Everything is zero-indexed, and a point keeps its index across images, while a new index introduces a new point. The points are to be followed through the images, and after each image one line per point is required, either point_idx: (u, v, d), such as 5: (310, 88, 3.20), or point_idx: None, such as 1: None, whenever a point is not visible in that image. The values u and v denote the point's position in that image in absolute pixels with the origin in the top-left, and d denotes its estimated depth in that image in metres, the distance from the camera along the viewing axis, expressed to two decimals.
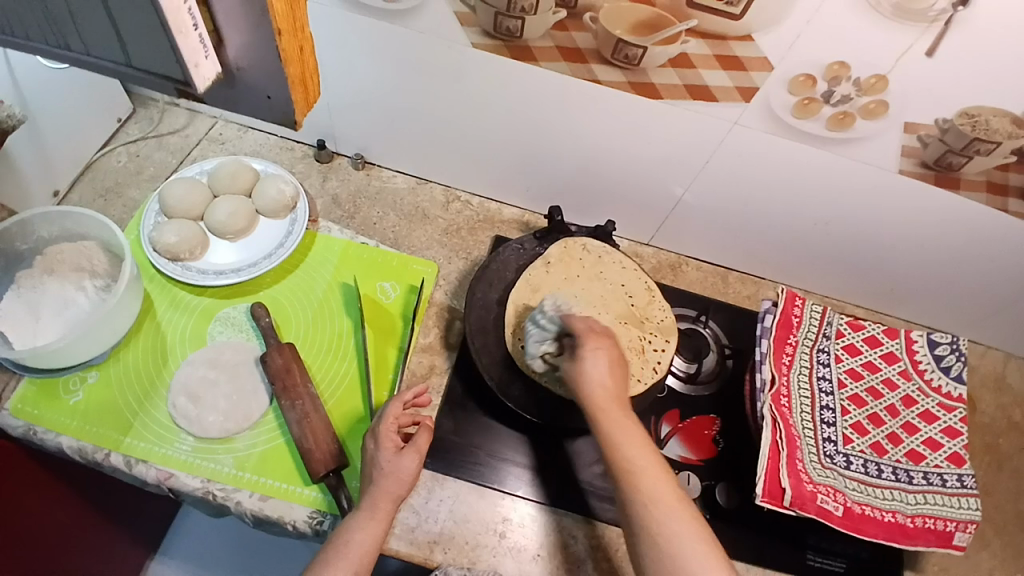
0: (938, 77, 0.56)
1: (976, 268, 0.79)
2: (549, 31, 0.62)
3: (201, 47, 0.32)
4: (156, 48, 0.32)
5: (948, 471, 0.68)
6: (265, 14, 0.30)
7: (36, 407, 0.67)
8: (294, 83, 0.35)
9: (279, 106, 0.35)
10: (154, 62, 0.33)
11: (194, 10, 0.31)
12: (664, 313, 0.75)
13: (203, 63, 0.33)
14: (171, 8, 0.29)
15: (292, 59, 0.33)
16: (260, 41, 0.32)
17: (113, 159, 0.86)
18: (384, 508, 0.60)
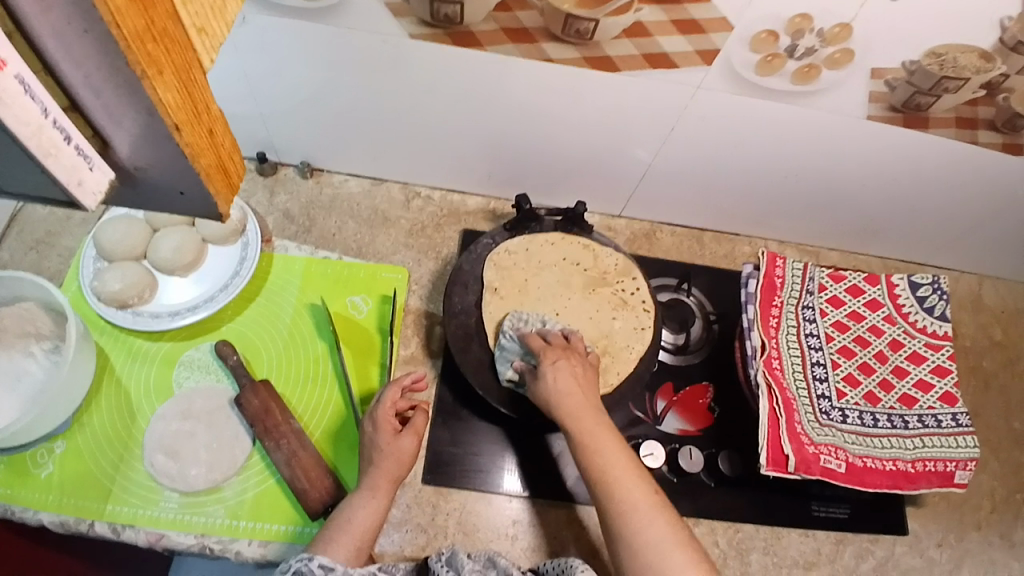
0: (904, 19, 0.52)
1: (949, 200, 0.78)
2: (491, 12, 0.57)
3: (82, 159, 0.22)
4: (20, 174, 0.22)
5: (942, 412, 0.69)
6: (153, 112, 0.22)
7: (5, 488, 0.63)
8: (213, 175, 0.25)
9: (199, 203, 0.26)
10: (25, 185, 0.23)
11: (59, 118, 0.21)
12: (615, 255, 0.76)
13: (89, 177, 0.23)
14: (27, 126, 0.20)
15: (203, 149, 0.24)
16: (155, 137, 0.23)
17: (39, 206, 0.78)
18: (384, 489, 0.60)
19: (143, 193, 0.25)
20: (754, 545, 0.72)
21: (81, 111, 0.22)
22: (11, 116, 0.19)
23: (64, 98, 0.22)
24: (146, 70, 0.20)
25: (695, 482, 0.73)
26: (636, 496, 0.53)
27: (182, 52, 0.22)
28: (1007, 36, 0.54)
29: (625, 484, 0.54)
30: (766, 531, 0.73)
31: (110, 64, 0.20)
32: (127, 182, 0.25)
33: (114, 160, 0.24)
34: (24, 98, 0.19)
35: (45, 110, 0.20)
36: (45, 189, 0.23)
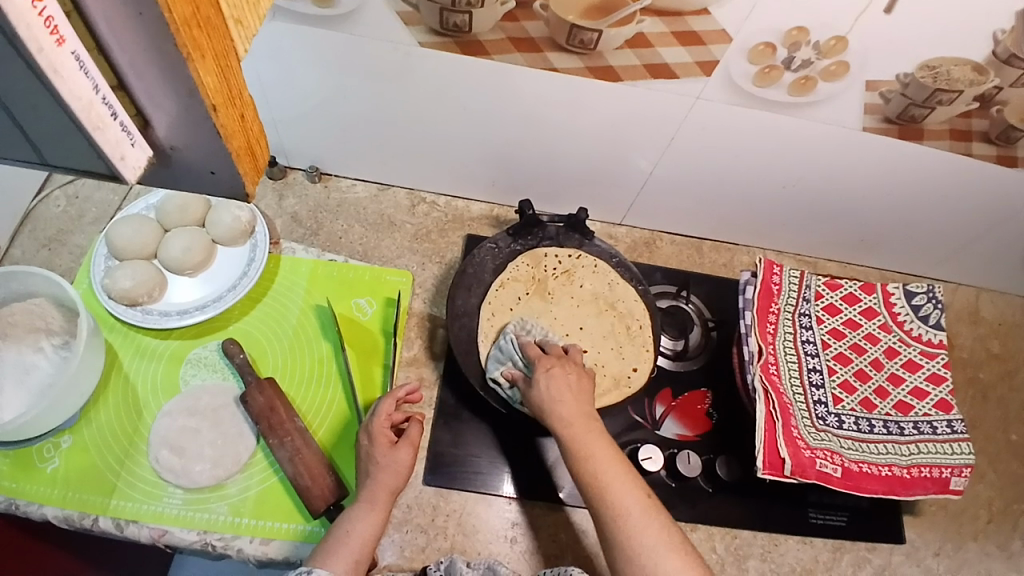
0: (897, 31, 0.54)
1: (944, 212, 0.79)
2: (498, 22, 0.59)
3: (124, 135, 0.25)
4: (69, 147, 0.25)
5: (937, 419, 0.70)
6: (193, 95, 0.24)
7: (11, 481, 0.63)
8: (242, 156, 0.28)
9: (227, 182, 0.29)
10: (73, 158, 0.26)
11: (106, 95, 0.23)
12: (552, 254, 0.78)
13: (130, 153, 0.25)
14: (79, 101, 0.22)
15: (235, 131, 0.27)
16: (194, 118, 0.25)
17: (51, 205, 0.80)
18: (381, 500, 0.60)
19: (177, 171, 0.28)
20: (752, 551, 0.72)
21: (127, 90, 0.24)
22: (67, 89, 0.21)
23: (114, 77, 0.24)
24: (191, 52, 0.23)
25: (694, 486, 0.74)
26: (629, 501, 0.52)
27: (222, 41, 0.25)
28: (1001, 49, 0.55)
29: (620, 488, 0.53)
30: (764, 537, 0.73)
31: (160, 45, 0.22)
32: (163, 161, 0.28)
33: (151, 138, 0.27)
34: (78, 74, 0.22)
35: (95, 86, 0.23)
36: (91, 161, 0.25)
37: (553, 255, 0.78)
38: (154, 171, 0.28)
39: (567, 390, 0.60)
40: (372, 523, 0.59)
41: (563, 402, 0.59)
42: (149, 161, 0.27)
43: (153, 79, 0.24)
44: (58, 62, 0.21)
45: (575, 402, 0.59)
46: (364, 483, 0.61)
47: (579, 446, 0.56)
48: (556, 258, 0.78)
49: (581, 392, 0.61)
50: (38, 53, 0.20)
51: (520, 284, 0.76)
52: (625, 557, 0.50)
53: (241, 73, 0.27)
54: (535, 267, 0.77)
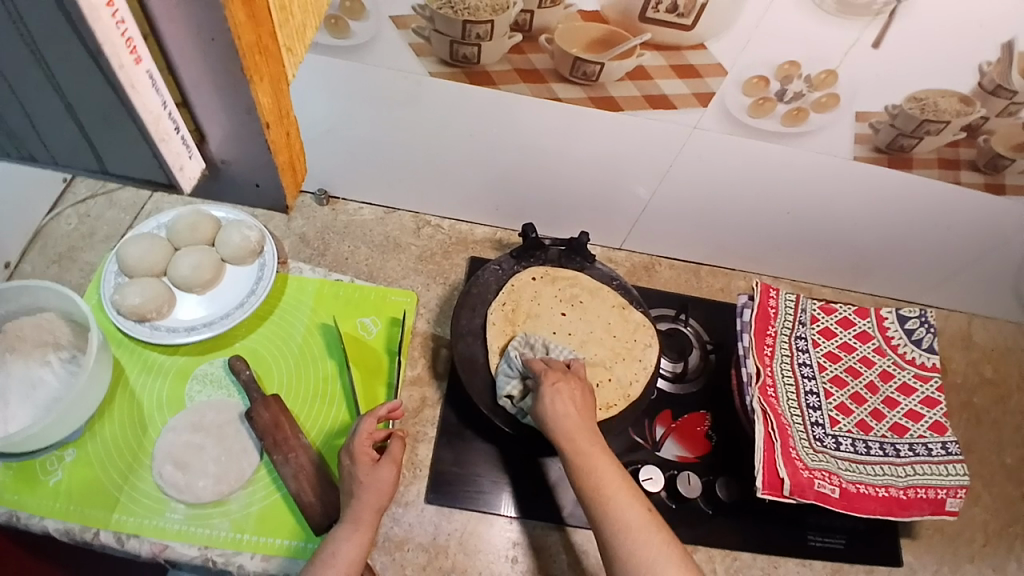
0: (886, 64, 0.57)
1: (935, 239, 0.82)
2: (505, 55, 0.62)
3: (184, 148, 0.27)
4: (136, 159, 0.27)
5: (932, 441, 0.71)
6: (251, 113, 0.26)
7: (15, 494, 0.64)
8: (287, 171, 0.30)
9: (270, 194, 0.31)
10: (133, 167, 0.28)
11: (173, 111, 0.26)
12: (507, 296, 0.77)
13: (188, 164, 0.28)
14: (150, 114, 0.25)
15: (281, 147, 0.29)
16: (244, 135, 0.27)
17: (63, 222, 0.82)
18: (367, 520, 0.59)
19: (221, 183, 0.30)
20: (752, 573, 0.72)
21: (189, 107, 0.27)
22: (141, 103, 0.24)
23: (179, 94, 0.26)
24: (252, 74, 0.25)
25: (694, 507, 0.74)
26: (629, 515, 0.53)
27: (275, 65, 0.27)
28: (986, 80, 0.58)
29: (621, 502, 0.54)
30: (764, 559, 0.73)
31: (224, 67, 0.24)
32: (212, 174, 0.30)
33: (206, 153, 0.29)
34: (150, 90, 0.24)
35: (164, 103, 0.25)
36: (153, 171, 0.28)
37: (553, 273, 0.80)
38: (201, 185, 0.30)
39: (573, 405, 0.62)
40: (358, 543, 0.58)
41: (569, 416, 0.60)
42: (203, 174, 0.29)
43: (213, 98, 0.26)
44: (134, 78, 0.24)
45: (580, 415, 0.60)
46: (348, 505, 0.60)
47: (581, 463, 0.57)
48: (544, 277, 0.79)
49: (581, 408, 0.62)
50: (119, 68, 0.23)
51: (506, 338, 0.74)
52: (624, 568, 0.51)
53: (288, 94, 0.29)
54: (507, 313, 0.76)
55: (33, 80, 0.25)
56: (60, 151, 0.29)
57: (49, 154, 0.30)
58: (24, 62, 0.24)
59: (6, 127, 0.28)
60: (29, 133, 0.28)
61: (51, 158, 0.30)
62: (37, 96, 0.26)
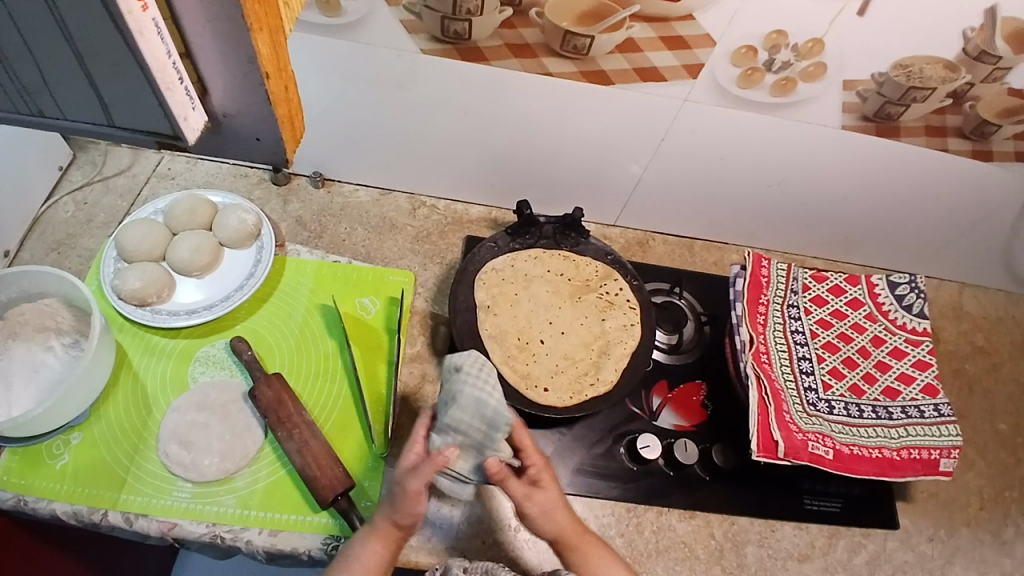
0: (870, 35, 0.58)
1: (925, 208, 0.83)
2: (496, 29, 0.62)
3: (188, 99, 0.28)
4: (140, 109, 0.28)
5: (924, 403, 0.73)
6: (252, 62, 0.27)
7: (21, 477, 0.65)
8: (285, 123, 0.31)
9: (270, 148, 0.31)
10: (140, 118, 0.29)
11: (177, 61, 0.27)
12: (496, 266, 0.80)
13: (191, 115, 0.29)
14: (156, 62, 0.26)
15: (281, 99, 0.30)
16: (247, 87, 0.28)
17: (60, 210, 0.82)
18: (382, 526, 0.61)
19: (225, 138, 0.31)
20: (750, 537, 0.74)
21: (191, 58, 0.27)
22: (148, 49, 0.25)
23: (182, 44, 0.27)
24: (253, 22, 0.26)
25: (691, 474, 0.76)
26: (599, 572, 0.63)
27: (274, 16, 0.28)
28: (970, 46, 0.59)
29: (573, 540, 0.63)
30: (761, 523, 0.75)
31: (226, 16, 0.25)
32: (216, 128, 0.30)
33: (208, 107, 0.30)
34: (155, 37, 0.25)
35: (168, 52, 0.26)
36: (158, 122, 0.29)
37: (533, 255, 0.82)
38: (204, 140, 0.31)
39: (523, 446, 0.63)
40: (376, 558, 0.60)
41: (553, 512, 0.63)
42: (204, 127, 0.30)
43: (216, 48, 0.27)
44: (142, 25, 0.25)
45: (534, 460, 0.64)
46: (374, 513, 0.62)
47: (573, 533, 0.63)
48: (530, 258, 0.82)
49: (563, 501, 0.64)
50: (128, 14, 0.24)
51: (490, 304, 0.77)
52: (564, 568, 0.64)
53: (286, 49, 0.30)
54: (492, 280, 0.79)
55: (43, 30, 0.26)
56: (67, 106, 0.30)
57: (56, 109, 0.30)
58: (32, 7, 0.25)
59: (17, 82, 0.29)
60: (39, 89, 0.29)
61: (60, 114, 0.31)
62: (46, 48, 0.27)
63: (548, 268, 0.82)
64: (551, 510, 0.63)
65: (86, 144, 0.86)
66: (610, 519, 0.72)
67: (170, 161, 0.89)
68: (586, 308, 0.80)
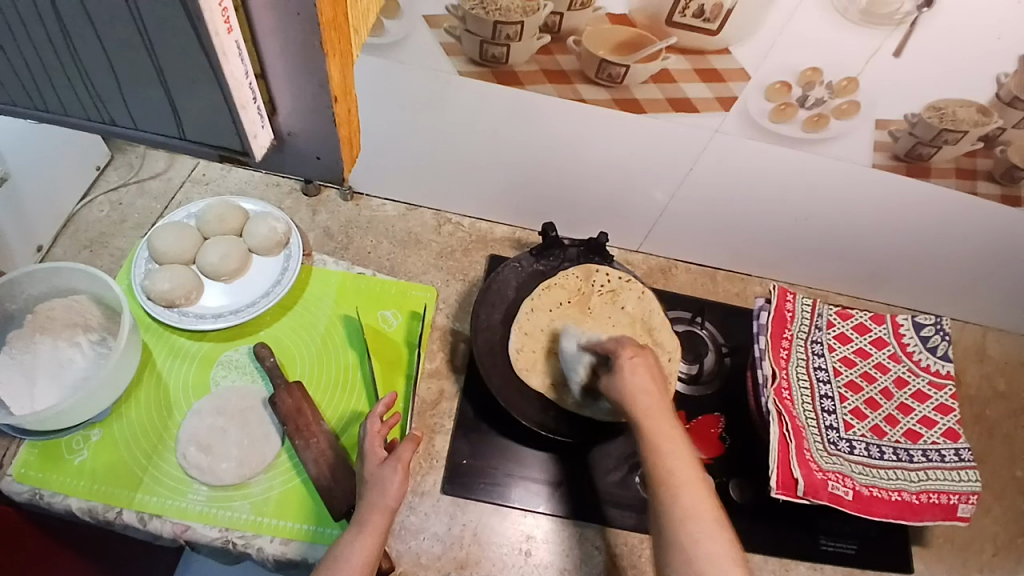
0: (905, 75, 0.58)
1: (952, 249, 0.82)
2: (534, 55, 0.64)
3: (259, 118, 0.30)
4: (214, 124, 0.30)
5: (945, 447, 0.72)
6: (323, 86, 0.29)
7: (40, 471, 0.66)
8: (344, 143, 0.33)
9: (328, 166, 0.34)
10: (211, 132, 0.30)
11: (252, 82, 0.28)
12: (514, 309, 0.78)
13: (259, 133, 0.30)
14: (235, 81, 0.27)
15: (343, 121, 0.32)
16: (312, 106, 0.30)
17: (95, 209, 0.84)
18: (374, 522, 0.58)
19: (286, 154, 0.33)
20: (763, 574, 0.73)
21: (266, 79, 0.29)
22: (229, 70, 0.26)
23: (259, 66, 0.28)
24: (329, 49, 0.28)
25: None
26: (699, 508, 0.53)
27: (344, 44, 0.30)
28: (1004, 92, 0.59)
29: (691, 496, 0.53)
30: (776, 560, 0.73)
31: (304, 40, 0.27)
32: (279, 145, 0.32)
33: (275, 125, 0.31)
34: (236, 59, 0.26)
35: (246, 73, 0.27)
36: (230, 137, 0.30)
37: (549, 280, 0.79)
38: (266, 156, 0.33)
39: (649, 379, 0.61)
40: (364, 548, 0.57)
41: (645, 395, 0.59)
42: (270, 143, 0.31)
43: (289, 70, 0.28)
44: (226, 47, 0.26)
45: (658, 395, 0.59)
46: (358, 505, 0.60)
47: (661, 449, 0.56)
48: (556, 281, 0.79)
49: (660, 384, 0.61)
50: (215, 36, 0.25)
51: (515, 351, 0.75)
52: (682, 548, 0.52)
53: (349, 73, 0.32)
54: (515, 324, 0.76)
55: (128, 48, 0.27)
56: (141, 117, 0.31)
57: (129, 121, 0.31)
58: (123, 29, 0.26)
59: (93, 93, 0.30)
60: (114, 99, 0.30)
61: (131, 124, 0.31)
62: (127, 63, 0.28)
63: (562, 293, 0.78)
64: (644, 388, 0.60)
65: (124, 147, 0.88)
66: (622, 549, 0.71)
67: (204, 168, 0.91)
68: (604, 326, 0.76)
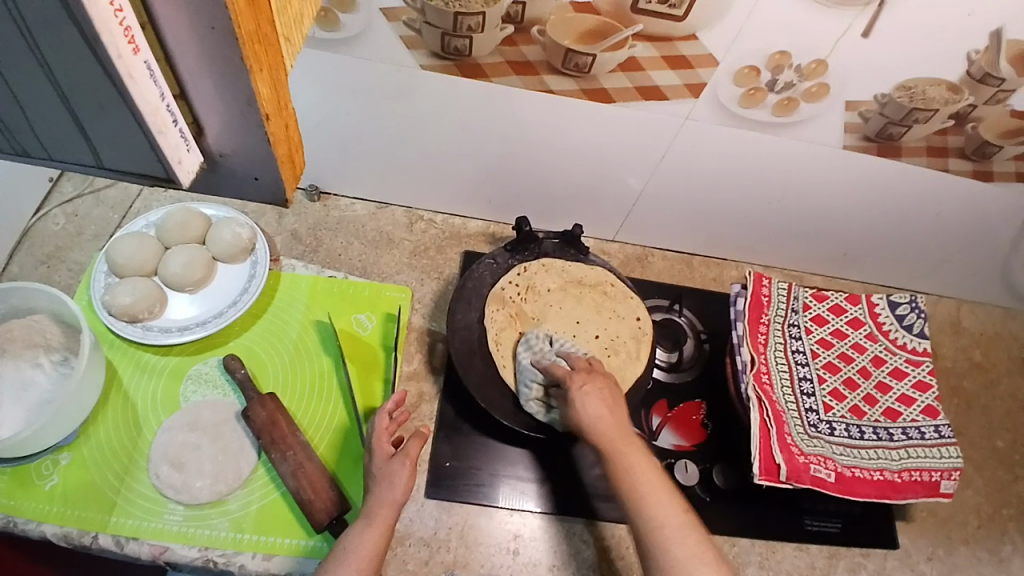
0: (874, 56, 0.58)
1: (924, 226, 0.83)
2: (497, 46, 0.62)
3: (182, 141, 0.27)
4: (134, 152, 0.27)
5: (924, 424, 0.73)
6: (251, 103, 0.26)
7: (9, 498, 0.63)
8: (285, 163, 0.30)
9: (269, 187, 0.30)
10: (132, 160, 0.28)
11: (170, 103, 0.26)
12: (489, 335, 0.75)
13: (186, 157, 0.28)
14: (148, 105, 0.25)
15: (281, 139, 0.29)
16: (243, 126, 0.27)
17: (50, 222, 0.80)
18: (382, 515, 0.57)
19: (220, 176, 0.30)
20: (749, 558, 0.74)
21: (186, 99, 0.27)
22: (139, 93, 0.24)
23: (177, 86, 0.26)
24: (252, 63, 0.25)
25: (691, 496, 0.75)
26: (666, 510, 0.54)
27: (274, 55, 0.27)
28: (973, 69, 0.59)
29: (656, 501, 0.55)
30: (760, 544, 0.74)
31: (225, 56, 0.24)
32: (211, 167, 0.30)
33: (204, 146, 0.29)
34: (147, 80, 0.24)
35: (162, 94, 0.25)
36: (153, 165, 0.28)
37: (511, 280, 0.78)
38: (199, 179, 0.30)
39: (603, 405, 0.61)
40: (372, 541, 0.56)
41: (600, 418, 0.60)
42: (201, 167, 0.29)
43: (215, 89, 0.26)
44: (133, 68, 0.24)
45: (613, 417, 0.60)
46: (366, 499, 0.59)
47: (618, 456, 0.58)
48: (511, 283, 0.78)
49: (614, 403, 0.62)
50: (117, 58, 0.23)
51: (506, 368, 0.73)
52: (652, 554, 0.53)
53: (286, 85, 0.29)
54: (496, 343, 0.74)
55: (29, 72, 0.25)
56: (56, 146, 0.29)
57: (44, 150, 0.30)
58: (18, 49, 0.24)
59: (2, 122, 0.29)
60: (24, 128, 0.28)
61: (46, 155, 0.30)
62: (31, 88, 0.26)
63: (523, 290, 0.78)
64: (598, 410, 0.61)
65: None
66: (609, 542, 0.71)
67: None
68: (571, 306, 0.78)
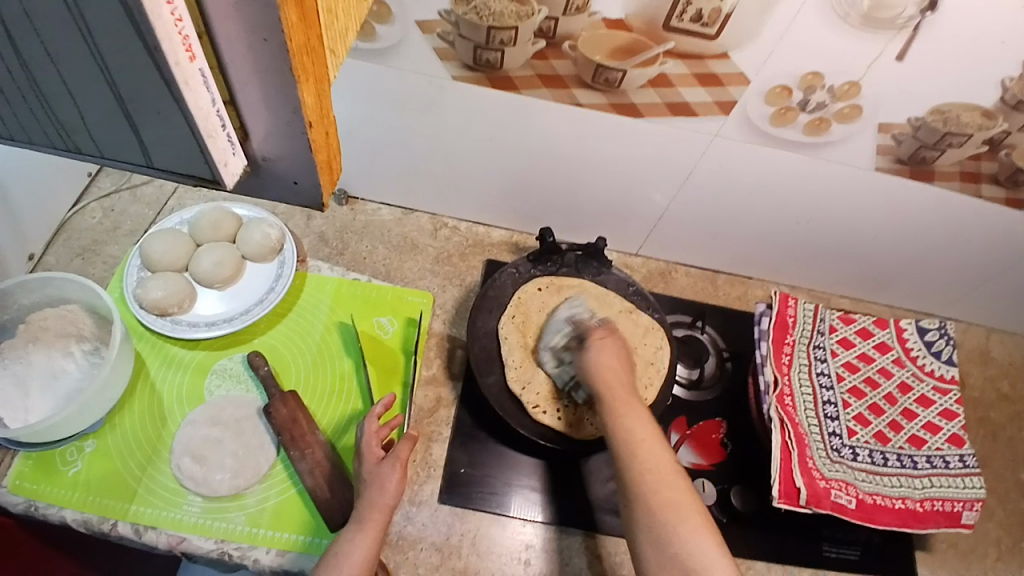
0: (908, 79, 0.57)
1: (955, 251, 0.81)
2: (529, 60, 0.62)
3: (229, 145, 0.28)
4: (183, 155, 0.29)
5: (949, 453, 0.71)
6: (297, 112, 0.27)
7: (33, 482, 0.65)
8: (324, 170, 0.31)
9: (308, 192, 0.31)
10: (181, 161, 0.30)
11: (221, 109, 0.27)
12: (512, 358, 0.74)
13: (232, 160, 0.29)
14: (200, 110, 0.26)
15: (322, 147, 0.30)
16: (289, 132, 0.28)
17: (87, 216, 0.83)
18: (373, 520, 0.58)
19: (264, 180, 0.31)
20: None
21: (236, 105, 0.28)
22: (193, 99, 0.25)
23: (227, 92, 0.27)
24: (300, 75, 0.26)
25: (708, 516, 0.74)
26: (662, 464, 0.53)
27: (320, 68, 0.28)
28: (1008, 95, 0.58)
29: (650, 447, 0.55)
30: (777, 569, 0.73)
31: (274, 68, 0.26)
32: (254, 171, 0.31)
33: (248, 150, 0.30)
34: (201, 87, 0.26)
35: (213, 100, 0.26)
36: (200, 167, 0.29)
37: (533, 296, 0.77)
38: (244, 182, 0.32)
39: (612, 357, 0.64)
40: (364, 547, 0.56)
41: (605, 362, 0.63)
42: (244, 171, 0.30)
43: (264, 96, 0.27)
44: (189, 75, 0.25)
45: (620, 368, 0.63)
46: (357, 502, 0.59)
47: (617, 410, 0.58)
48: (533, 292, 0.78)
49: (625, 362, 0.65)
50: (175, 65, 0.24)
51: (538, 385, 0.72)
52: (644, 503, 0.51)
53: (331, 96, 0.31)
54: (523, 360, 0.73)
55: (90, 77, 0.27)
56: (107, 145, 0.31)
57: (98, 150, 0.31)
58: (82, 56, 0.26)
59: (57, 121, 0.30)
60: (80, 128, 0.30)
61: (97, 152, 0.32)
62: (88, 91, 0.27)
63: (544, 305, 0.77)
64: (606, 359, 0.63)
65: None
66: (622, 558, 0.70)
67: None
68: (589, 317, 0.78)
